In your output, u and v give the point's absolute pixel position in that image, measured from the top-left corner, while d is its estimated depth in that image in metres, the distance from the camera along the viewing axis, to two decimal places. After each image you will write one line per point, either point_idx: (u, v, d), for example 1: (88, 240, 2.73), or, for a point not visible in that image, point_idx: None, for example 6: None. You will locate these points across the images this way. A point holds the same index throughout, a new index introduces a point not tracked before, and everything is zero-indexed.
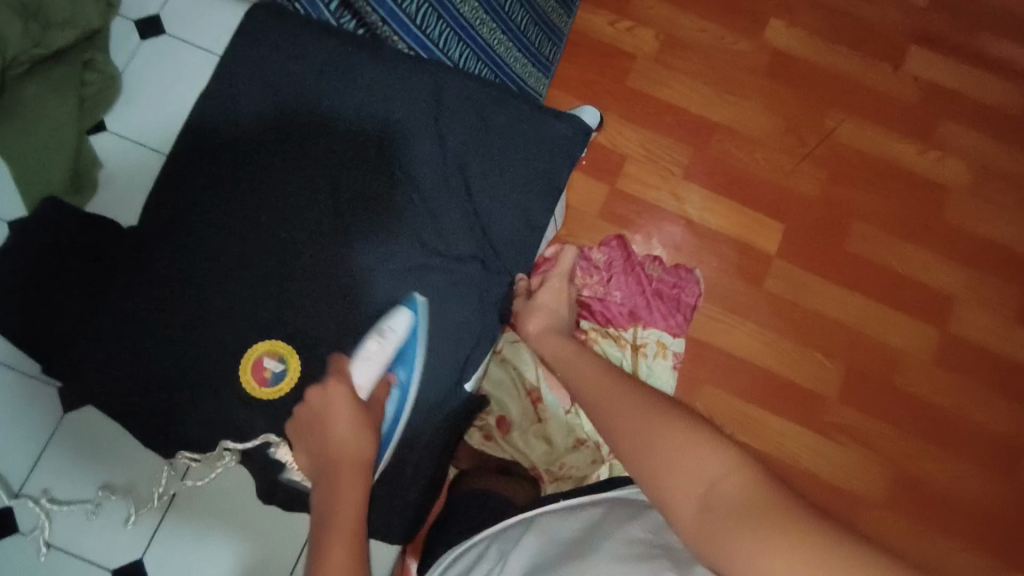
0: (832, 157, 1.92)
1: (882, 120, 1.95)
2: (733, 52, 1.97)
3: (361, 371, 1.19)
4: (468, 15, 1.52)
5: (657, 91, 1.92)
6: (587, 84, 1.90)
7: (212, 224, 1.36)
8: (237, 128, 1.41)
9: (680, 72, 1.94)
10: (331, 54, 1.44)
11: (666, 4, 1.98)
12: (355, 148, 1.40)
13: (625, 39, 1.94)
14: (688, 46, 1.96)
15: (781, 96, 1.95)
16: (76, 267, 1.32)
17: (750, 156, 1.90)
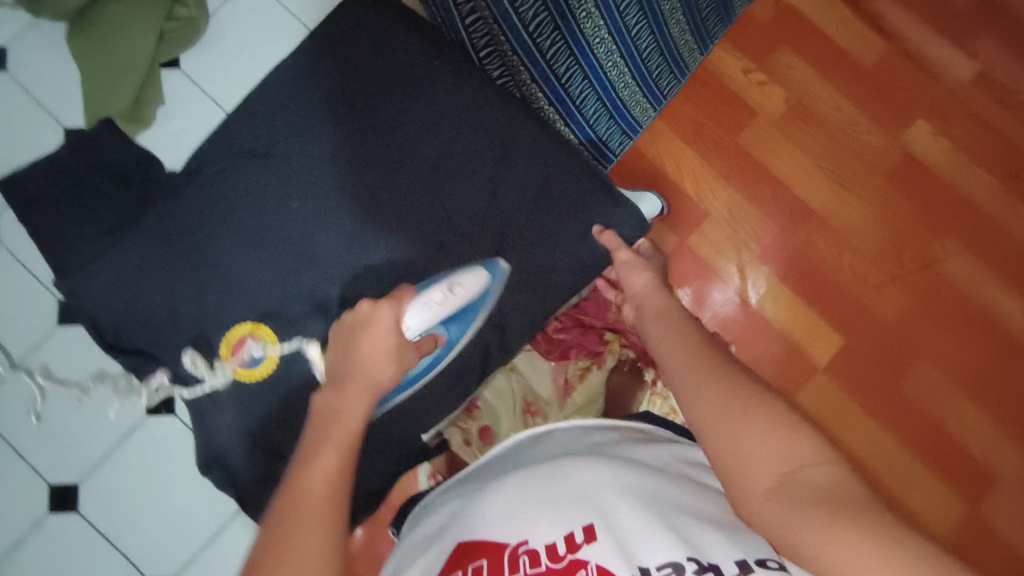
0: (928, 289, 1.72)
1: (1003, 266, 1.72)
2: (863, 141, 1.78)
3: (418, 316, 1.01)
4: (588, 31, 1.31)
5: (764, 156, 1.77)
6: (695, 125, 1.78)
7: (198, 214, 1.13)
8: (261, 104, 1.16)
9: (797, 144, 1.78)
10: (406, 52, 1.18)
11: (809, 67, 1.80)
12: (383, 178, 1.14)
13: (752, 92, 1.79)
14: (817, 119, 1.78)
15: (897, 206, 1.75)
16: (88, 177, 1.20)
17: (837, 258, 1.74)
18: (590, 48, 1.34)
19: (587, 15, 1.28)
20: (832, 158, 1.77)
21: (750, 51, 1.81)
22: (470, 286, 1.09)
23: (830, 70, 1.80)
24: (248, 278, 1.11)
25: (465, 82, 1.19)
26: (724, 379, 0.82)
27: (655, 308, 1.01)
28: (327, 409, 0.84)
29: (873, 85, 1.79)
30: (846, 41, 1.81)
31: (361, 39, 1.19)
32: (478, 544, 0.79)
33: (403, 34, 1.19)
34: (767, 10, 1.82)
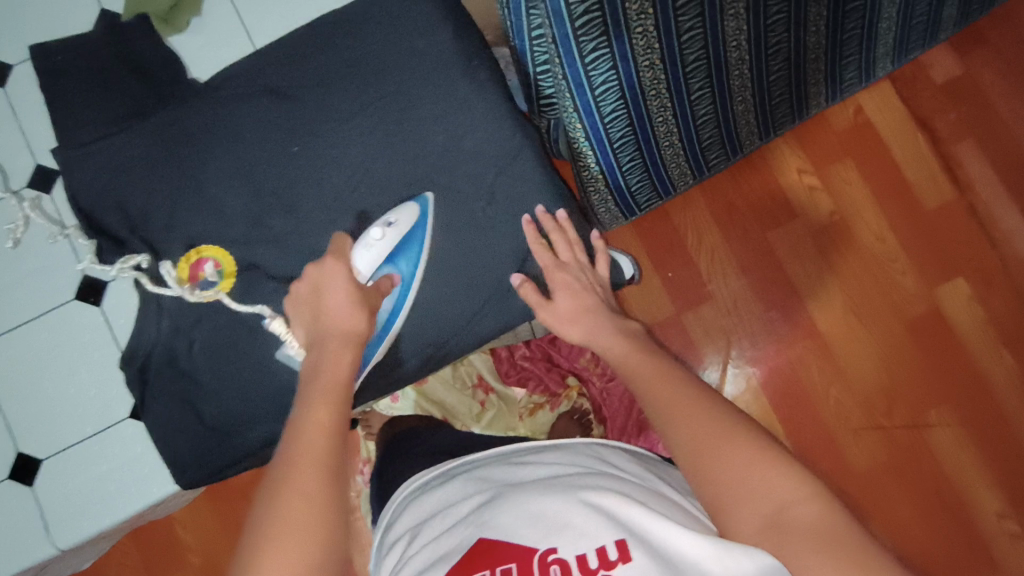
0: (904, 448, 1.47)
1: (992, 458, 1.45)
2: (893, 282, 1.54)
3: (363, 264, 0.84)
4: (647, 82, 1.10)
5: (792, 264, 1.55)
6: (732, 208, 1.58)
7: (116, 130, 0.88)
8: (231, 34, 0.94)
9: (832, 264, 1.55)
10: (418, 27, 0.93)
11: (867, 191, 1.57)
12: (348, 174, 0.91)
13: (802, 195, 1.58)
14: (856, 244, 1.56)
15: (902, 354, 1.51)
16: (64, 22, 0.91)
17: (827, 386, 1.51)
18: (646, 103, 1.15)
19: (650, 67, 1.07)
20: (853, 281, 1.54)
21: (813, 153, 1.59)
22: (405, 219, 0.87)
23: (885, 201, 1.57)
24: (143, 217, 0.88)
25: (476, 99, 0.92)
26: (680, 397, 0.67)
27: (627, 344, 0.79)
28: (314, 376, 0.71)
29: (931, 231, 1.55)
30: (913, 174, 1.57)
31: (390, 6, 0.94)
32: (487, 538, 0.60)
33: (430, 14, 0.94)
34: (849, 114, 1.60)
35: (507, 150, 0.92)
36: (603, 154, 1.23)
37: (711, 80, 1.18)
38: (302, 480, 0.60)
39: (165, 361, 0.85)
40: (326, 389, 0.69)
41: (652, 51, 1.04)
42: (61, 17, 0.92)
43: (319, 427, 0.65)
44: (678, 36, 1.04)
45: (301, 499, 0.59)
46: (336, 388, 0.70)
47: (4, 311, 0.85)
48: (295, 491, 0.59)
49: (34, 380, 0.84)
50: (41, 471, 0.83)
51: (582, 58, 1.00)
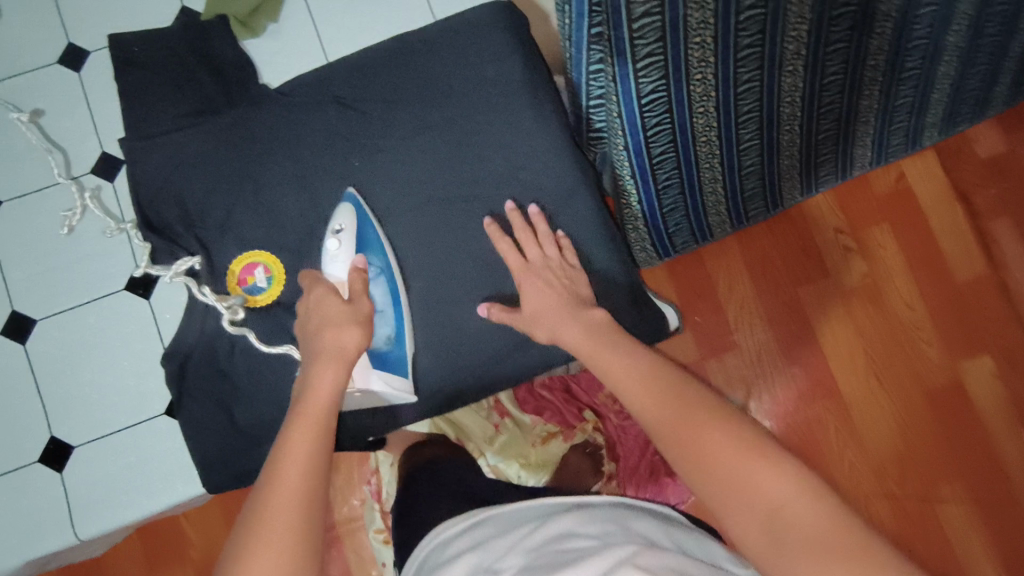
0: (911, 518, 1.45)
1: (999, 539, 1.43)
2: (917, 351, 1.52)
3: (336, 272, 0.85)
4: (699, 128, 1.08)
5: (819, 321, 1.55)
6: (765, 259, 1.57)
7: (186, 128, 0.89)
8: (304, 42, 0.95)
9: (860, 325, 1.54)
10: (488, 53, 0.94)
11: (901, 256, 1.57)
12: (405, 193, 0.91)
13: (836, 254, 1.57)
14: (884, 309, 1.55)
15: (918, 424, 1.50)
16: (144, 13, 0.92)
17: (842, 448, 1.50)
18: (694, 147, 1.15)
19: (704, 113, 1.06)
20: (879, 347, 1.53)
21: (850, 214, 1.59)
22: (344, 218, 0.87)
23: (917, 269, 1.56)
24: (198, 215, 0.88)
25: (541, 133, 0.92)
26: (665, 396, 0.64)
27: None
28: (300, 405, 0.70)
29: (960, 302, 1.54)
30: (947, 245, 1.56)
31: (464, 30, 0.94)
32: None
33: (502, 42, 0.94)
34: (890, 178, 1.60)
35: (565, 187, 0.92)
36: (646, 190, 1.22)
37: (762, 131, 1.17)
38: (275, 513, 0.59)
39: (207, 360, 0.84)
40: (307, 415, 0.68)
41: (709, 97, 1.00)
42: (143, 9, 0.93)
43: (299, 456, 0.63)
44: (733, 86, 1.02)
45: (275, 534, 0.57)
46: (319, 417, 0.68)
47: (53, 294, 0.85)
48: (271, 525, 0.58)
49: (74, 365, 0.84)
50: (71, 456, 0.82)
51: (641, 102, 1.00)
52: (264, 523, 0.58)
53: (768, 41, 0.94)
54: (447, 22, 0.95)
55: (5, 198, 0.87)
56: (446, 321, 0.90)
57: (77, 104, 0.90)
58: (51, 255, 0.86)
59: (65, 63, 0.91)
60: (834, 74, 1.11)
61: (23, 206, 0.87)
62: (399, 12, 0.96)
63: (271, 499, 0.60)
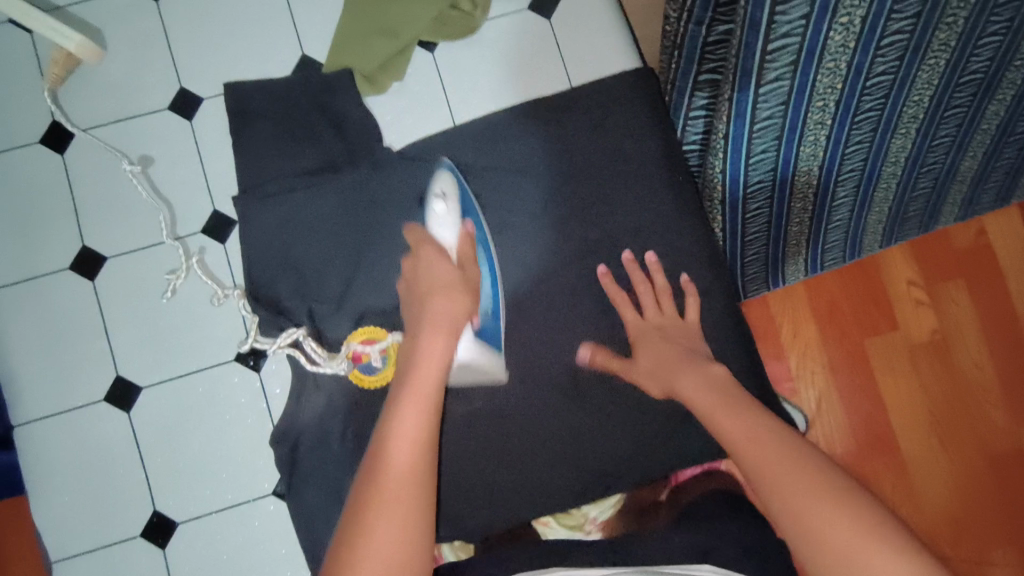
0: None
1: None
2: (995, 442, 1.11)
3: (447, 237, 0.79)
4: (800, 180, 0.84)
5: (887, 386, 1.14)
6: (831, 305, 1.17)
7: (304, 190, 0.83)
8: (430, 102, 0.89)
9: (934, 396, 1.14)
10: (629, 129, 0.87)
11: (985, 318, 1.15)
12: (530, 274, 0.84)
13: (908, 308, 1.16)
14: (961, 379, 1.14)
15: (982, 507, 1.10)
16: (265, 62, 0.86)
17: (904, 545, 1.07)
18: (792, 180, 0.83)
19: (814, 155, 0.79)
20: (943, 420, 1.13)
21: (924, 260, 1.17)
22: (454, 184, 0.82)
23: (1001, 327, 1.15)
24: (313, 284, 0.83)
25: (678, 218, 0.85)
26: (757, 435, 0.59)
27: None
28: (405, 379, 0.68)
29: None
30: None
31: (602, 102, 0.88)
32: None
33: (643, 117, 0.87)
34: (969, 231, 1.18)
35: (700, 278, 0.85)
36: (732, 252, 0.99)
37: (858, 189, 0.89)
38: (387, 490, 0.58)
39: (317, 439, 0.81)
40: (414, 392, 0.66)
41: (815, 159, 0.80)
42: (262, 54, 0.87)
43: (405, 437, 0.62)
44: (851, 119, 0.74)
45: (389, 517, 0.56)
46: (426, 392, 0.66)
47: (159, 360, 0.82)
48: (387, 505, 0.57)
49: (179, 436, 0.81)
50: (174, 532, 0.80)
51: (749, 153, 0.77)
52: (375, 503, 0.57)
53: (904, 69, 0.68)
54: (583, 91, 0.89)
55: (110, 254, 0.83)
56: (562, 418, 0.82)
57: (188, 155, 0.85)
58: (158, 319, 0.83)
59: (179, 112, 0.85)
60: (961, 108, 0.80)
61: (130, 264, 0.83)
62: (532, 76, 0.90)
63: (385, 479, 0.59)
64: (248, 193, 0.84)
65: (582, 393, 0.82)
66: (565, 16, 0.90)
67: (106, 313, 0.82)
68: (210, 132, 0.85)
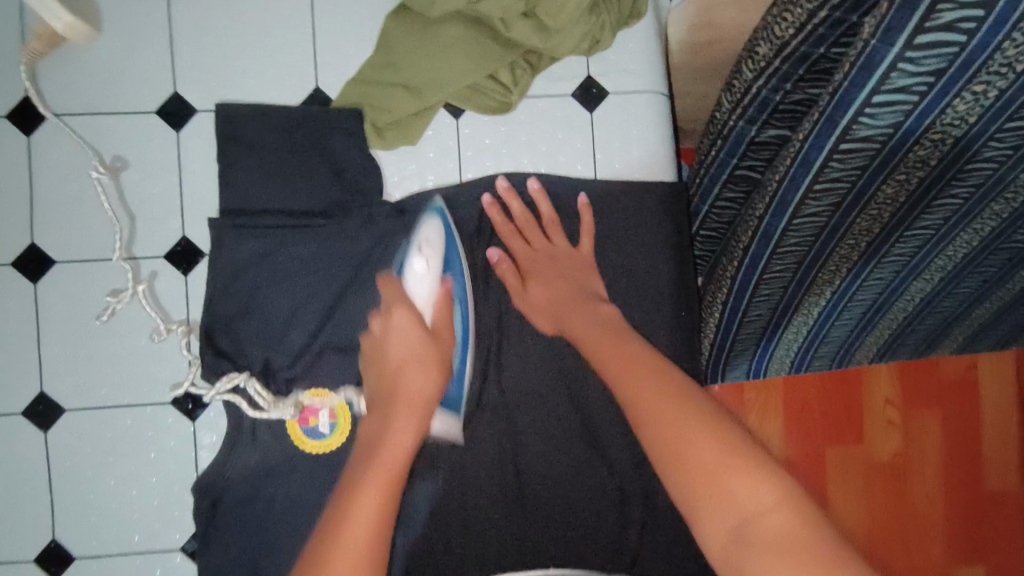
0: None
1: None
2: (918, 558, 1.25)
3: (422, 294, 0.72)
4: (895, 178, 0.61)
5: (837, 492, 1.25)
6: (806, 409, 1.25)
7: (287, 240, 0.77)
8: (441, 159, 0.81)
9: (874, 509, 1.25)
10: (644, 242, 0.81)
11: (941, 449, 1.27)
12: (501, 372, 0.80)
13: (876, 429, 1.26)
14: (903, 498, 1.26)
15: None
16: (271, 82, 0.79)
17: None
18: (808, 289, 0.82)
19: (930, 152, 0.58)
20: (882, 534, 1.25)
21: (908, 386, 1.27)
22: (439, 236, 0.74)
23: (954, 459, 1.27)
24: (275, 341, 0.77)
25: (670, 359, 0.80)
26: (665, 386, 0.57)
27: None
28: (372, 450, 0.62)
29: (979, 509, 1.28)
30: (991, 448, 1.28)
31: (623, 206, 0.81)
32: None
33: (661, 236, 0.82)
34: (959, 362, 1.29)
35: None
36: (721, 345, 0.96)
37: (866, 311, 0.90)
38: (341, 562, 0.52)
39: (244, 498, 0.76)
40: (383, 462, 0.61)
41: (945, 141, 0.57)
42: (271, 77, 0.78)
43: (370, 500, 0.57)
44: (991, 135, 0.56)
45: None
46: (396, 465, 0.61)
47: (88, 386, 0.76)
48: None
49: (95, 467, 0.76)
50: (70, 566, 0.75)
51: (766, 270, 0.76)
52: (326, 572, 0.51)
53: (948, 227, 0.70)
54: (608, 192, 0.81)
55: (58, 259, 0.76)
56: (500, 525, 0.78)
57: (165, 169, 0.77)
58: (96, 342, 0.76)
59: (165, 118, 0.77)
60: None
61: (77, 274, 0.76)
62: (557, 165, 0.82)
63: (343, 538, 0.54)
64: (223, 219, 0.77)
65: (526, 496, 0.79)
66: (605, 108, 0.83)
67: (41, 322, 0.76)
68: (197, 146, 0.78)
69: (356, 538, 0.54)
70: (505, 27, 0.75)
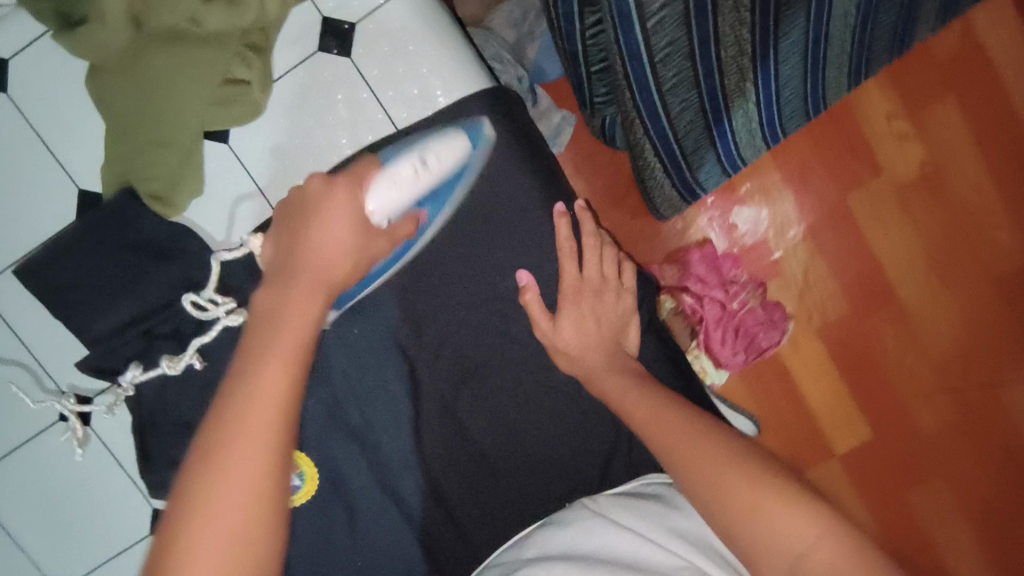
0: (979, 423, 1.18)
1: None
2: (983, 238, 1.20)
3: (378, 203, 0.64)
4: None
5: (871, 224, 1.21)
6: (806, 166, 1.21)
7: (152, 348, 0.75)
8: (237, 190, 0.74)
9: (913, 218, 1.21)
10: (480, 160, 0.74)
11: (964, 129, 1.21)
12: (417, 352, 0.79)
13: (886, 146, 1.21)
14: (940, 192, 1.21)
15: (987, 325, 1.19)
16: (43, 211, 0.73)
17: (901, 353, 1.20)
18: (722, 87, 0.76)
19: None
20: (937, 239, 1.21)
21: (901, 86, 1.22)
22: (448, 160, 0.68)
23: (986, 138, 1.21)
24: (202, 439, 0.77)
25: (567, 257, 0.75)
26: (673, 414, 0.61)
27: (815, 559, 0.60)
28: (268, 316, 0.53)
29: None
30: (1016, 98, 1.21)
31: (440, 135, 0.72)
32: None
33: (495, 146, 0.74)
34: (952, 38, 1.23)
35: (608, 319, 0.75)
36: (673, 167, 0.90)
37: (806, 58, 0.79)
38: (240, 462, 0.46)
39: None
40: (285, 333, 0.52)
41: None
42: (37, 204, 0.73)
43: (270, 391, 0.48)
44: None
45: (230, 496, 0.45)
46: (297, 335, 0.53)
47: (73, 555, 0.79)
48: (237, 476, 0.45)
49: None
50: None
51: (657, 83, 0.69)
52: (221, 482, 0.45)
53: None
54: (418, 133, 0.72)
55: None
56: (484, 484, 0.80)
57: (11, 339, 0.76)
58: (56, 516, 0.79)
59: None
60: None
61: (7, 468, 0.78)
62: (351, 130, 0.73)
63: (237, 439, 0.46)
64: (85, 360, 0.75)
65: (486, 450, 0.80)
66: (364, 42, 0.71)
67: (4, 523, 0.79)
68: (21, 306, 0.75)
69: (249, 440, 0.46)
70: (200, 26, 0.67)
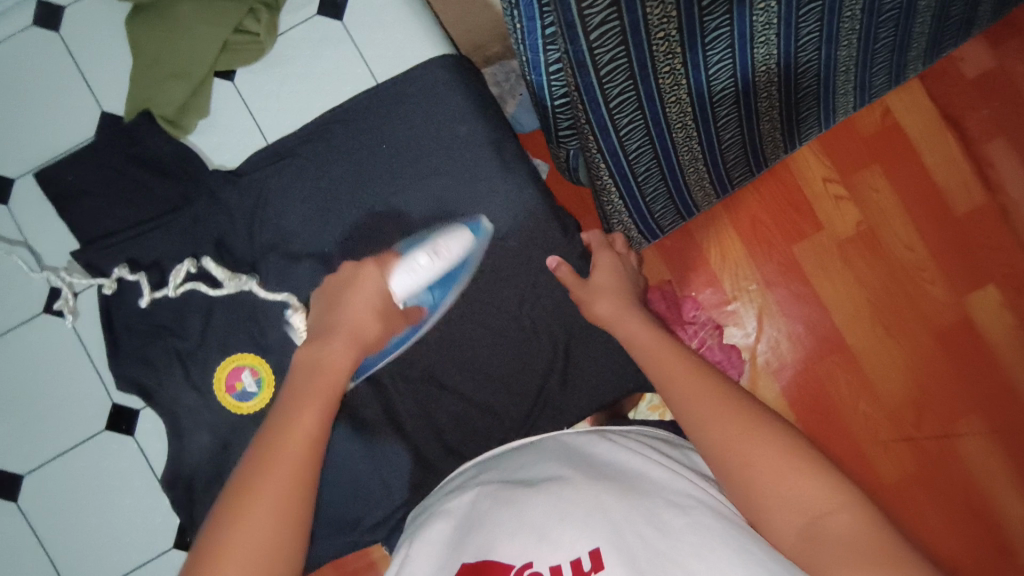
0: (947, 479, 1.06)
1: None
2: (934, 298, 1.10)
3: (403, 286, 0.75)
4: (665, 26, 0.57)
5: (820, 283, 1.11)
6: (755, 224, 1.13)
7: (138, 249, 0.84)
8: (240, 123, 0.89)
9: (859, 274, 1.11)
10: (444, 105, 0.86)
11: (898, 190, 1.13)
12: None
13: (825, 208, 1.13)
14: (883, 252, 1.12)
15: (938, 380, 1.09)
16: (68, 130, 0.87)
17: (860, 409, 1.09)
18: (672, 139, 0.75)
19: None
20: (882, 295, 1.11)
21: (835, 152, 1.14)
22: (455, 252, 0.80)
23: (926, 194, 1.13)
24: (171, 340, 0.83)
25: (516, 187, 0.85)
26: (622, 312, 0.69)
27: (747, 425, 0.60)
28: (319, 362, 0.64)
29: (976, 231, 1.11)
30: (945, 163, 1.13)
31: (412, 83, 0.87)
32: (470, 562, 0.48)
33: (456, 98, 0.86)
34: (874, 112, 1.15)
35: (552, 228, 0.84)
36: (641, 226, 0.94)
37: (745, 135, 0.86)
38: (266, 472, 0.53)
39: (211, 476, 0.82)
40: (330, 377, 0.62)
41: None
42: (64, 124, 0.87)
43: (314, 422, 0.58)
44: None
45: (264, 508, 0.51)
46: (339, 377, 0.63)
47: (37, 444, 0.84)
48: (282, 490, 0.53)
49: (74, 508, 0.84)
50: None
51: (626, 153, 0.72)
52: (258, 497, 0.51)
53: (738, 20, 0.62)
54: (392, 81, 0.87)
55: None
56: (423, 402, 0.84)
57: (16, 241, 0.86)
58: (25, 406, 0.84)
59: None
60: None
61: None
62: (339, 81, 0.89)
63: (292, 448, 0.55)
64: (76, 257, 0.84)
65: (433, 371, 0.84)
66: (354, 12, 0.89)
67: None
68: (33, 210, 0.86)
69: (291, 471, 0.53)
70: None
